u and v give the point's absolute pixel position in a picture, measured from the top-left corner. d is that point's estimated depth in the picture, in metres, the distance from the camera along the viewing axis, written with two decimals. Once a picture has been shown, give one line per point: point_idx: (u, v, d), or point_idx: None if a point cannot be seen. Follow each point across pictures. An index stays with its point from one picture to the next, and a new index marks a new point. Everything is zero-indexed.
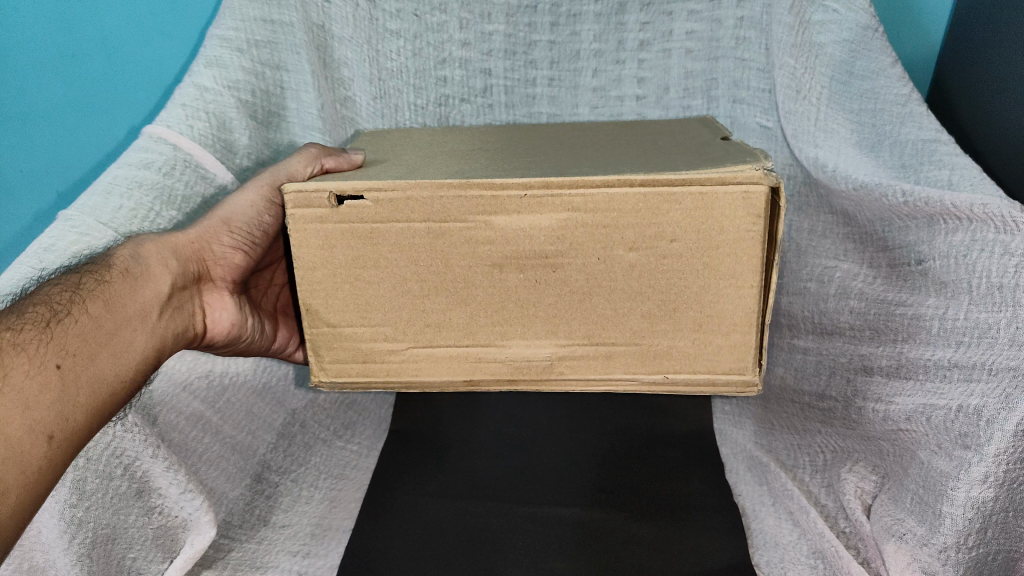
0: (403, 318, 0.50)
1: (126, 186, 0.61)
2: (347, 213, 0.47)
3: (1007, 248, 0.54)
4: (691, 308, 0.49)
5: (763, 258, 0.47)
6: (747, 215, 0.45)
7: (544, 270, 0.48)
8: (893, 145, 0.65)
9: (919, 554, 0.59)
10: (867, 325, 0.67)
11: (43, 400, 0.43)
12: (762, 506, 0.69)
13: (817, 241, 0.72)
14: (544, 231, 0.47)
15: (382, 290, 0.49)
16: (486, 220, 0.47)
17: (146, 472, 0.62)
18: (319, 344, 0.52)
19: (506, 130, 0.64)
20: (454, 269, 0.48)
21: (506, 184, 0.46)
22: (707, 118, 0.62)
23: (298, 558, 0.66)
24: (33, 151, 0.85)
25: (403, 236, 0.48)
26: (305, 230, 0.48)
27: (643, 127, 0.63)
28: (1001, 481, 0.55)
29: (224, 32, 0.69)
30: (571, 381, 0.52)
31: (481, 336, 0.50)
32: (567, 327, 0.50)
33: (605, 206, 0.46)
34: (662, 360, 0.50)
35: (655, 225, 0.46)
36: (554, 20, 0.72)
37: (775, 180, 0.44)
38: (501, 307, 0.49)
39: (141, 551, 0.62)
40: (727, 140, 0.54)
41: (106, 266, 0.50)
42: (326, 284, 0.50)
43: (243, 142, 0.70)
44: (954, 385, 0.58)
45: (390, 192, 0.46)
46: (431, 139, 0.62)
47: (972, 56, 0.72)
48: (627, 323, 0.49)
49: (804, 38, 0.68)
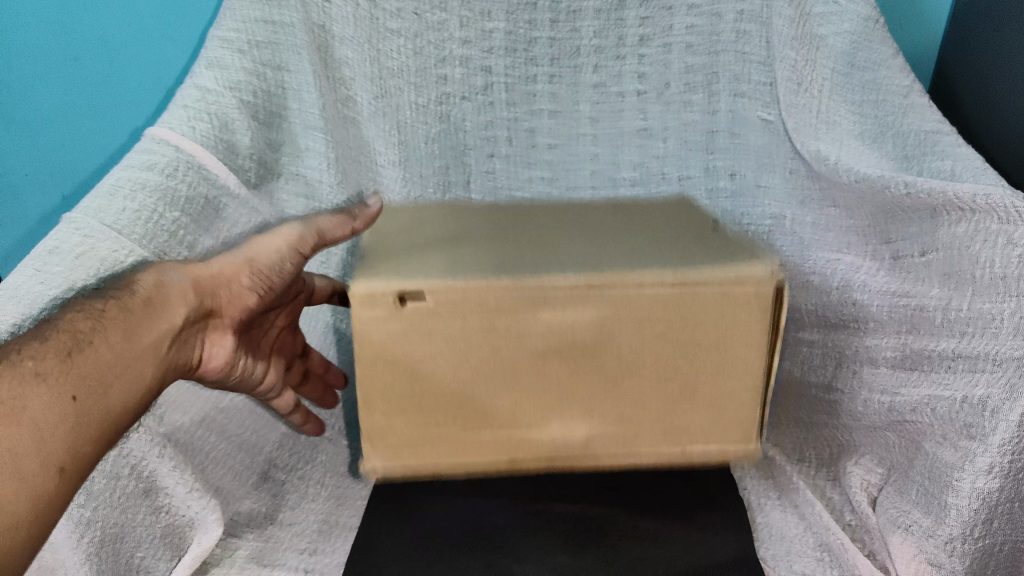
0: (455, 407, 0.58)
1: (130, 188, 0.61)
2: (409, 311, 0.54)
3: (1010, 238, 0.54)
4: (705, 388, 0.57)
5: (769, 333, 0.56)
6: (755, 313, 0.54)
7: (579, 353, 0.56)
8: (896, 136, 0.65)
9: (925, 546, 0.60)
10: (870, 318, 0.67)
11: (61, 429, 0.44)
12: (767, 499, 0.70)
13: (820, 235, 0.72)
14: (584, 320, 0.55)
15: (438, 372, 0.57)
16: (534, 311, 0.54)
17: (152, 472, 0.62)
18: (377, 435, 0.59)
19: (514, 206, 0.71)
20: (504, 358, 0.56)
21: (552, 283, 0.53)
22: (688, 203, 0.69)
23: (305, 555, 0.65)
24: (36, 155, 0.86)
25: (459, 329, 0.55)
26: (373, 326, 0.55)
27: (633, 205, 0.71)
28: (1007, 472, 0.55)
29: (225, 33, 0.70)
30: (607, 463, 0.60)
31: (525, 417, 0.58)
32: (599, 407, 0.58)
33: (638, 300, 0.54)
34: (681, 435, 0.59)
35: (677, 319, 0.55)
36: (554, 17, 0.72)
37: (778, 274, 0.53)
38: (543, 386, 0.57)
39: (149, 549, 0.62)
40: (720, 223, 0.63)
41: (128, 292, 0.52)
42: (385, 370, 0.57)
43: (246, 143, 0.71)
44: (958, 375, 0.58)
45: (451, 292, 0.54)
46: (451, 215, 0.69)
47: (974, 45, 0.72)
48: (650, 402, 0.58)
49: (805, 30, 0.67)
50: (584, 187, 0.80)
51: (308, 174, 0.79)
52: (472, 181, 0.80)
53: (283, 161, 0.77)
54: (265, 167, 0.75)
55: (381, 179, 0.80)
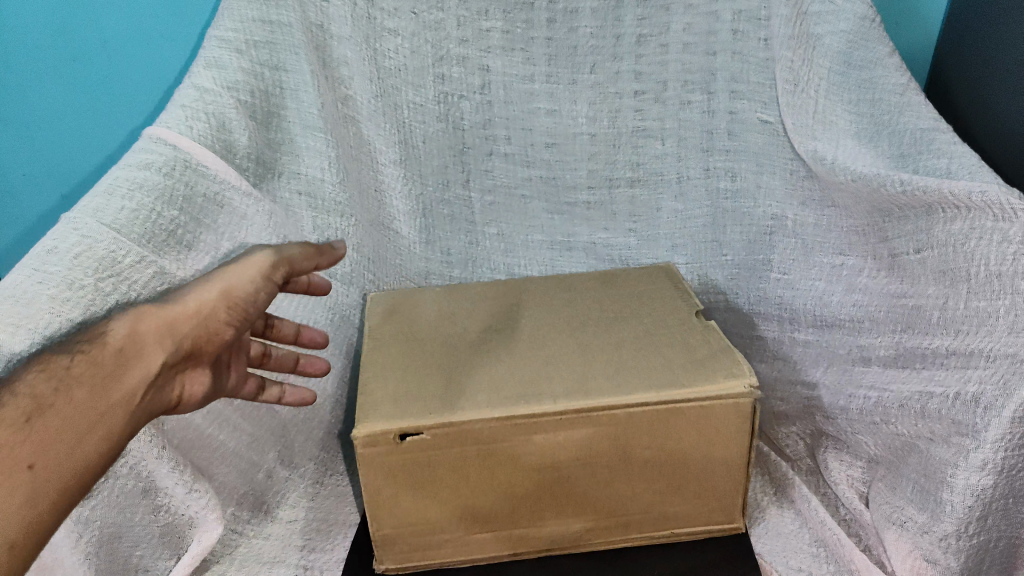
0: (456, 516, 0.58)
1: (127, 188, 0.61)
2: (408, 447, 0.54)
3: (1005, 236, 0.54)
4: (693, 483, 0.58)
5: (747, 453, 0.57)
6: (736, 416, 0.55)
7: (575, 468, 0.56)
8: (892, 134, 0.65)
9: (920, 542, 0.60)
10: (866, 317, 0.67)
11: (9, 506, 0.42)
12: (764, 495, 0.70)
13: (822, 235, 0.71)
14: (576, 442, 0.55)
15: (440, 498, 0.56)
16: (527, 438, 0.54)
17: (151, 472, 0.61)
18: (384, 543, 0.59)
19: (504, 296, 0.73)
20: (500, 474, 0.56)
21: (544, 411, 0.53)
22: (672, 272, 0.74)
23: (304, 552, 0.66)
24: (36, 153, 0.86)
25: (457, 459, 0.55)
26: (372, 463, 0.54)
27: (618, 286, 0.72)
28: (1000, 468, 0.55)
29: (223, 34, 0.70)
30: (598, 544, 0.61)
31: (522, 521, 0.58)
32: (594, 509, 0.58)
33: (625, 421, 0.54)
34: (669, 520, 0.60)
35: (665, 429, 0.55)
36: (551, 16, 0.73)
37: (756, 395, 0.54)
38: (541, 503, 0.57)
39: (148, 548, 0.63)
40: (701, 322, 0.64)
41: (100, 344, 0.49)
42: (390, 498, 0.56)
43: (243, 142, 0.70)
44: (951, 372, 0.59)
45: (447, 427, 0.53)
46: (443, 316, 0.69)
47: (970, 43, 0.73)
48: (642, 498, 0.58)
49: (802, 29, 0.67)
50: (581, 186, 0.80)
51: (310, 174, 0.76)
52: (471, 180, 0.80)
53: (281, 161, 0.75)
54: (265, 168, 0.73)
55: (381, 179, 0.80)
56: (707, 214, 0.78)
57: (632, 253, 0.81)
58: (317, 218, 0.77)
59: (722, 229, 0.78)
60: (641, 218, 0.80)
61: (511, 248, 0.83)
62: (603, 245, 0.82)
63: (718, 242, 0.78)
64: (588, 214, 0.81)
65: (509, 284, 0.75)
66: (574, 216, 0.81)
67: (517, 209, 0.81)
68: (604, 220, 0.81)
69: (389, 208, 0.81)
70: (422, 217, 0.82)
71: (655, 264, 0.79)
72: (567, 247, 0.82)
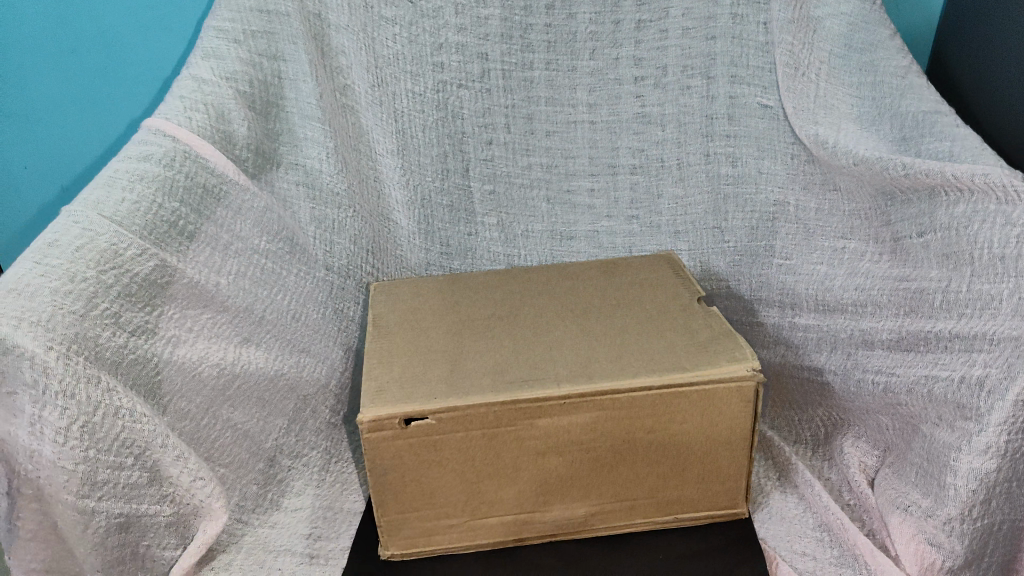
0: (461, 501, 0.58)
1: (128, 180, 0.62)
2: (412, 432, 0.54)
3: (1008, 218, 0.54)
4: (696, 466, 0.58)
5: (750, 436, 0.57)
6: (738, 400, 0.55)
7: (580, 452, 0.56)
8: (893, 117, 0.65)
9: (924, 526, 0.59)
10: (869, 301, 0.67)
11: None
12: (768, 480, 0.69)
13: (823, 220, 0.71)
14: (580, 426, 0.55)
15: (445, 483, 0.57)
16: (530, 422, 0.54)
17: (156, 461, 0.57)
18: (390, 527, 0.59)
19: (506, 282, 0.72)
20: (504, 459, 0.56)
21: (547, 395, 0.53)
22: (673, 258, 0.74)
23: (310, 540, 0.66)
24: (36, 145, 0.86)
25: (461, 444, 0.55)
26: (379, 448, 0.54)
27: (620, 272, 0.72)
28: (1003, 452, 0.55)
29: (221, 23, 0.71)
30: (603, 528, 0.61)
31: (527, 506, 0.59)
32: (597, 493, 0.59)
33: (628, 404, 0.54)
34: (674, 503, 0.60)
35: (669, 412, 0.55)
36: (550, 4, 0.73)
37: (759, 378, 0.54)
38: (546, 486, 0.58)
39: (155, 538, 0.58)
40: (703, 307, 0.64)
41: None
42: (395, 483, 0.56)
43: (242, 133, 0.70)
44: (955, 355, 0.59)
45: (451, 412, 0.53)
46: (444, 304, 0.69)
47: (970, 24, 0.73)
48: (646, 482, 0.59)
49: (803, 13, 0.67)
50: (582, 173, 0.79)
51: (308, 164, 0.76)
52: (471, 169, 0.79)
53: (281, 151, 0.76)
54: (264, 159, 0.74)
55: (380, 168, 0.79)
56: (708, 201, 0.77)
57: (635, 240, 0.80)
58: (315, 209, 0.77)
59: (724, 215, 0.77)
60: (643, 205, 0.79)
61: (511, 238, 0.81)
62: (605, 233, 0.80)
63: (719, 228, 0.77)
64: (591, 200, 0.79)
65: (510, 271, 0.75)
66: (576, 204, 0.80)
67: (518, 196, 0.80)
68: (606, 208, 0.79)
69: (388, 197, 0.80)
70: (422, 207, 0.80)
71: (658, 249, 0.79)
72: (569, 236, 0.81)
